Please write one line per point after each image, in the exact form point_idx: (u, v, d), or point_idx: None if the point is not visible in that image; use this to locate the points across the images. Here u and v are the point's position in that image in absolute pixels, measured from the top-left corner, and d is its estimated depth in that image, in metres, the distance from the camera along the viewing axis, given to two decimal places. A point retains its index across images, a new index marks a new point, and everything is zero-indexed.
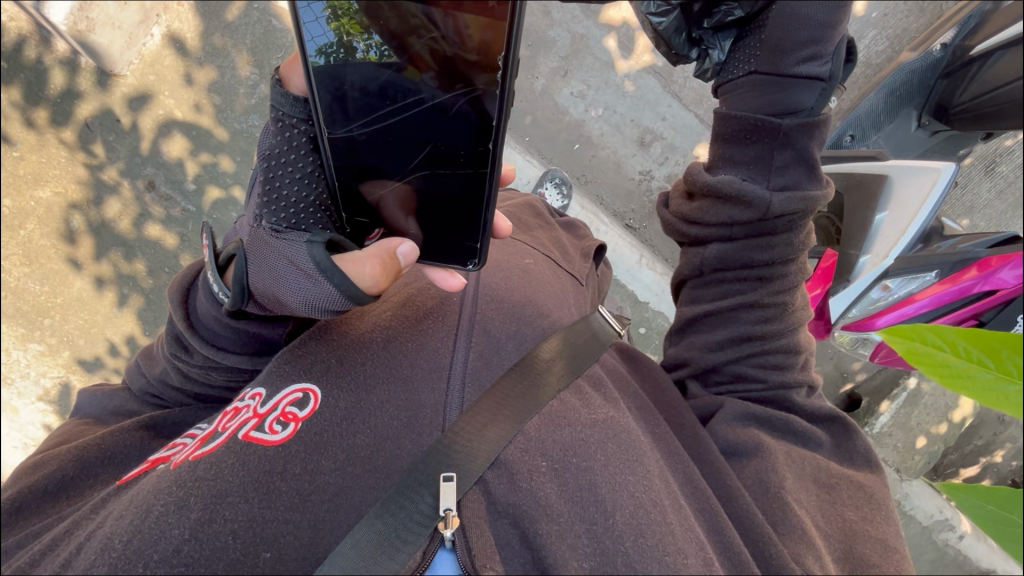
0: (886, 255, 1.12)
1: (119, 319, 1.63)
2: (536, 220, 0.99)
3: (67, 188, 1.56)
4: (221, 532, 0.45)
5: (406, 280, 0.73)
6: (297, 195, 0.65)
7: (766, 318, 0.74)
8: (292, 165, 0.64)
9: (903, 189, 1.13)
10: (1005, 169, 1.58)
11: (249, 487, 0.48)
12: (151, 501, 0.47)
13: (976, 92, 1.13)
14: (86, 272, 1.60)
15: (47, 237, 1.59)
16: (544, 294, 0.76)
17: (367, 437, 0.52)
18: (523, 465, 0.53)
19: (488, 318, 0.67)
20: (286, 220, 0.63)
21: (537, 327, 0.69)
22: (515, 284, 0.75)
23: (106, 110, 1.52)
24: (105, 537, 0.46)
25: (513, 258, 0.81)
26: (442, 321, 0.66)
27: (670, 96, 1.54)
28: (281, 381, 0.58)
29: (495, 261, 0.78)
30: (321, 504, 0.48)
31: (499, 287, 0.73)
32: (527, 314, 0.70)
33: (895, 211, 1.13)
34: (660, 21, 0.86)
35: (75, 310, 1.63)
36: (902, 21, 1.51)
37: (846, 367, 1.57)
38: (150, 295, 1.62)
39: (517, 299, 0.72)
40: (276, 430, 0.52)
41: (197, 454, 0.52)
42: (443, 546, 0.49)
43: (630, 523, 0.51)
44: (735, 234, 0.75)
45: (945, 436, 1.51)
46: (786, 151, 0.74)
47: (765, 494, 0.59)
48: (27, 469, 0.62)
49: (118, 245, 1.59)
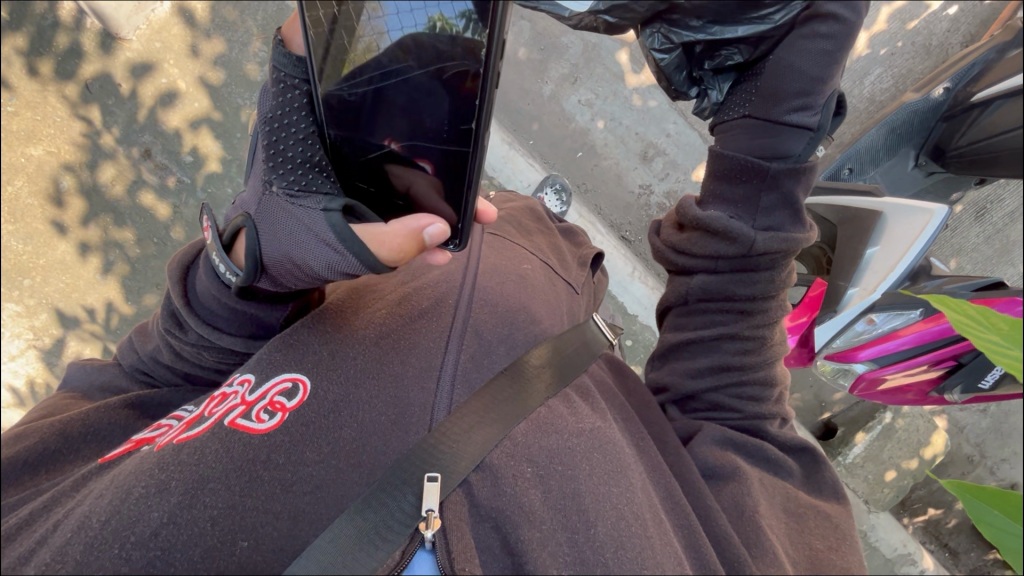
0: (874, 289, 1.14)
1: (102, 285, 1.60)
2: (535, 225, 0.99)
3: (60, 148, 1.52)
4: (199, 518, 0.45)
5: (403, 279, 0.73)
6: (300, 158, 0.64)
7: (747, 346, 0.75)
8: (295, 126, 0.63)
9: (895, 224, 1.15)
10: (995, 216, 1.62)
11: (231, 474, 0.47)
12: (132, 482, 0.47)
13: (974, 138, 1.14)
14: (72, 235, 1.57)
15: (34, 196, 1.54)
16: (540, 302, 0.76)
17: (353, 430, 0.52)
18: (508, 470, 0.53)
19: (482, 321, 0.67)
20: (297, 183, 0.62)
21: (529, 334, 0.69)
22: (511, 289, 0.74)
23: (109, 73, 1.50)
24: (81, 516, 0.45)
25: (510, 261, 0.81)
26: (434, 323, 0.65)
27: (677, 113, 1.54)
28: (271, 368, 0.58)
29: (492, 263, 0.78)
30: (303, 495, 0.47)
31: (495, 291, 0.72)
32: (521, 319, 0.70)
33: (886, 246, 1.15)
34: (663, 58, 0.80)
35: (57, 274, 1.59)
36: (908, 62, 1.54)
37: (825, 397, 1.65)
38: (136, 264, 1.59)
39: (511, 301, 0.72)
40: (263, 419, 0.52)
41: (182, 438, 0.51)
42: (422, 547, 0.49)
43: (610, 534, 0.51)
44: (719, 268, 0.76)
45: (915, 471, 1.50)
46: (773, 194, 0.76)
47: (741, 517, 0.60)
48: (10, 437, 0.60)
49: (108, 211, 1.55)
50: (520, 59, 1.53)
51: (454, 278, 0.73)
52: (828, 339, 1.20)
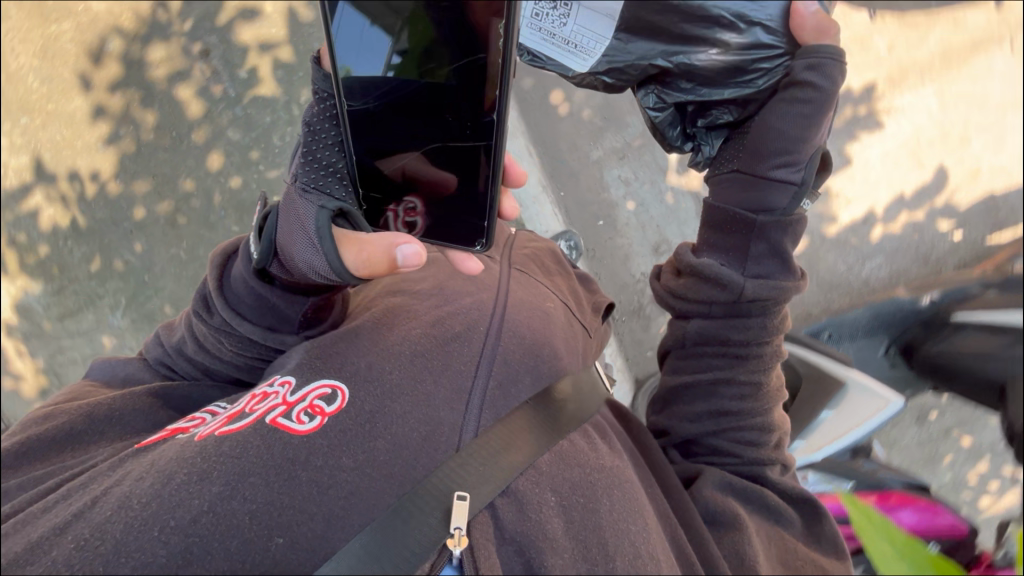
0: (817, 449, 1.09)
1: (100, 154, 1.45)
2: (557, 269, 1.02)
3: (123, 11, 1.41)
4: (239, 511, 0.46)
5: (435, 303, 0.75)
6: (330, 161, 0.70)
7: (740, 389, 0.78)
8: (325, 133, 0.71)
9: (855, 399, 1.10)
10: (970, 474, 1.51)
11: (270, 469, 0.49)
12: (174, 468, 0.48)
13: (941, 354, 1.13)
14: (94, 94, 1.42)
15: (76, 43, 1.42)
16: (559, 339, 0.78)
17: (388, 443, 0.54)
18: (533, 496, 0.54)
19: (510, 349, 0.69)
20: (314, 180, 0.68)
21: (552, 367, 0.71)
22: (536, 324, 0.76)
23: None
24: (123, 494, 0.47)
25: (534, 296, 0.83)
26: (466, 348, 0.67)
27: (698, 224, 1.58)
28: (314, 373, 0.60)
29: (519, 297, 0.80)
30: (338, 500, 0.49)
31: (521, 324, 0.74)
32: (544, 353, 0.72)
33: (838, 416, 1.11)
34: (657, 115, 0.82)
35: (60, 123, 1.45)
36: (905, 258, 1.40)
37: None
38: (145, 146, 1.43)
39: (534, 333, 0.74)
40: (303, 421, 0.54)
41: (224, 431, 0.53)
42: (447, 563, 0.50)
43: (628, 570, 0.52)
44: (713, 313, 0.79)
45: None
46: (762, 242, 0.76)
47: (742, 566, 0.61)
48: (37, 417, 0.63)
49: (140, 86, 1.42)
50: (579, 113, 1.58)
51: (485, 306, 0.75)
52: None
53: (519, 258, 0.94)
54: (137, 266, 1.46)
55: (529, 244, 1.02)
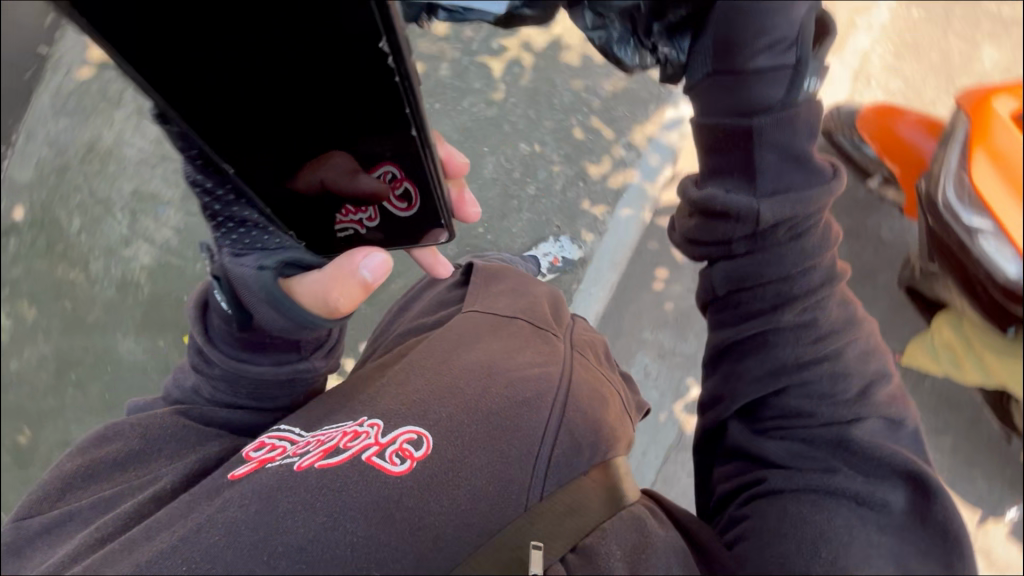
0: None
1: None
2: (609, 359, 1.01)
3: None
4: (341, 542, 0.51)
5: (506, 358, 0.78)
6: (240, 217, 0.74)
7: (825, 341, 0.68)
8: (218, 202, 0.74)
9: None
10: None
11: (370, 507, 0.53)
12: (278, 495, 0.53)
13: None
14: None
15: None
16: (611, 419, 0.76)
17: (469, 492, 0.57)
18: (601, 550, 0.59)
19: (575, 423, 0.69)
20: (242, 243, 0.73)
21: (606, 445, 0.69)
22: (597, 403, 0.75)
23: None
24: (230, 518, 0.52)
25: (597, 381, 0.83)
26: (536, 414, 0.68)
27: None
28: (399, 421, 0.65)
29: (584, 375, 0.81)
30: (427, 541, 0.53)
31: (583, 398, 0.74)
32: (605, 434, 0.70)
33: None
34: (597, 31, 0.88)
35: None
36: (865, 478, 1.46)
37: None
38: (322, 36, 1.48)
39: (597, 415, 0.72)
40: (394, 462, 0.57)
41: (324, 464, 0.57)
42: None
43: None
44: (733, 251, 0.74)
45: None
46: (767, 150, 0.73)
47: None
48: (93, 439, 0.71)
49: None
50: None
51: (553, 377, 0.75)
52: None
53: (580, 344, 0.93)
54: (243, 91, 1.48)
55: (590, 331, 1.03)
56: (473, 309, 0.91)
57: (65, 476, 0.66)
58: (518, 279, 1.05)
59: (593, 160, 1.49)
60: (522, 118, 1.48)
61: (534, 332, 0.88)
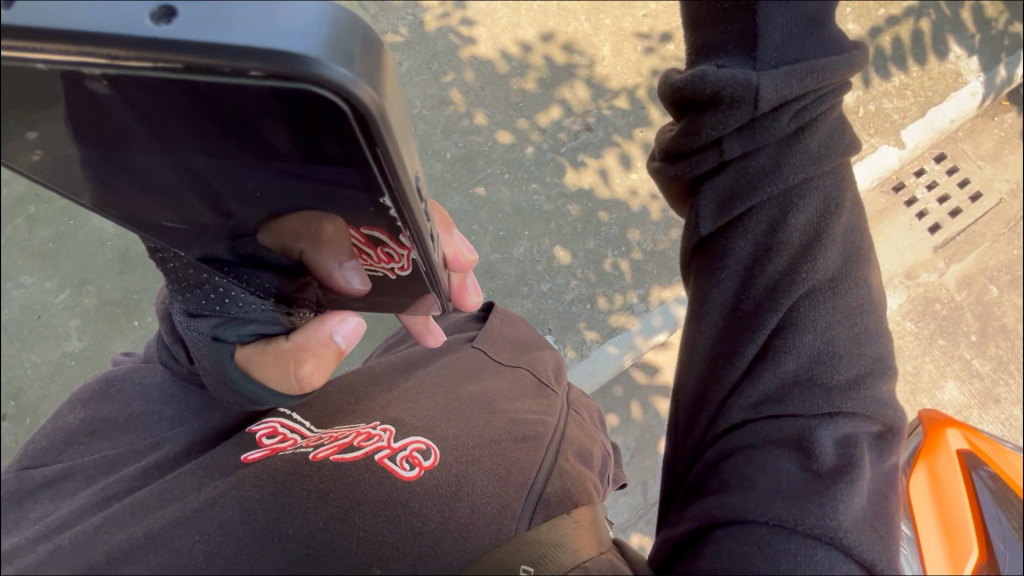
0: None
1: (409, 23, 1.90)
2: (599, 422, 1.06)
3: (508, 45, 1.88)
4: (350, 534, 0.56)
5: (507, 398, 0.84)
6: (195, 279, 0.61)
7: (809, 307, 0.63)
8: (172, 263, 0.61)
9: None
10: None
11: (381, 504, 0.59)
12: (297, 480, 0.60)
13: None
14: (437, 55, 1.87)
15: (501, 47, 1.88)
16: (589, 477, 0.78)
17: (470, 507, 0.61)
18: None
19: (565, 469, 0.73)
20: (198, 309, 0.63)
21: (586, 497, 0.71)
22: (580, 466, 0.78)
23: (548, 52, 1.88)
24: (244, 496, 0.57)
25: (586, 439, 0.87)
26: (532, 453, 0.72)
27: None
28: (409, 429, 0.70)
29: (573, 434, 0.85)
30: (425, 546, 0.57)
31: (570, 450, 0.79)
32: (584, 489, 0.72)
33: None
34: None
35: (484, 27, 1.90)
36: None
37: None
38: (427, 43, 1.88)
39: (581, 470, 0.76)
40: (405, 467, 0.63)
41: (340, 457, 0.63)
42: None
43: None
44: (730, 152, 0.65)
45: None
46: (773, 23, 0.63)
47: None
48: (93, 394, 0.73)
49: (440, 53, 1.87)
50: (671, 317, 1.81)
51: (547, 425, 0.80)
52: None
53: (577, 404, 0.98)
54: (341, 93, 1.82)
55: (585, 397, 1.06)
56: (483, 349, 0.99)
57: (67, 429, 0.69)
58: (533, 336, 1.13)
59: (616, 292, 1.72)
60: (550, 208, 1.76)
61: (536, 385, 0.94)
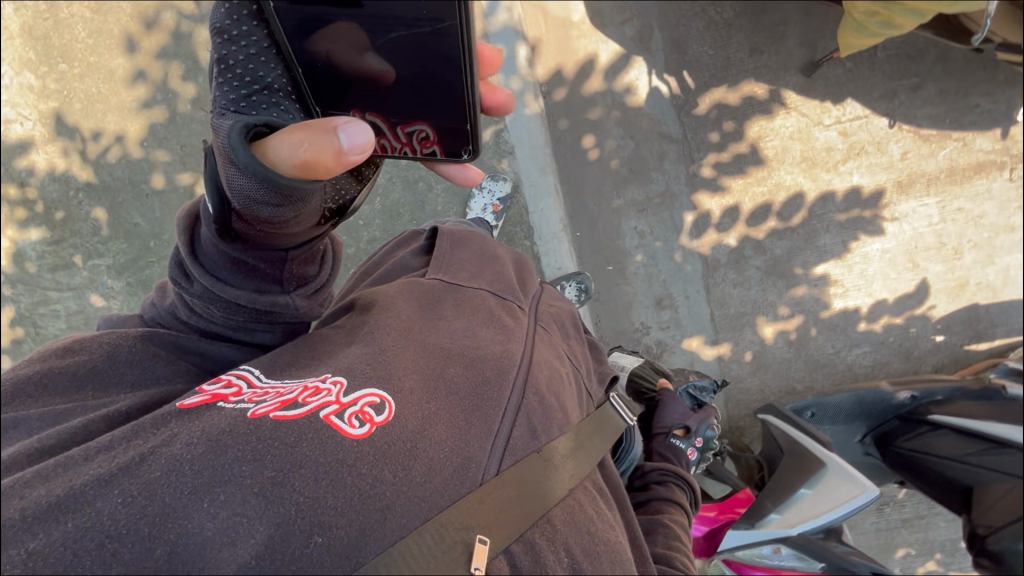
0: (793, 524, 1.34)
1: (29, 152, 1.79)
2: (575, 332, 1.13)
3: (153, 44, 1.79)
4: (286, 501, 0.53)
5: (465, 330, 0.85)
6: (253, 72, 0.71)
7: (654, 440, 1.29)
8: (246, 42, 0.70)
9: (833, 480, 1.37)
10: (895, 251, 1.86)
11: (320, 472, 0.56)
12: (227, 441, 0.56)
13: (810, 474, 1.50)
14: (133, 117, 1.80)
15: (154, 49, 1.79)
16: (561, 391, 0.84)
17: (425, 465, 0.60)
18: (543, 543, 0.65)
19: (532, 408, 0.75)
20: (237, 103, 0.70)
21: (555, 422, 0.78)
22: (550, 378, 0.84)
23: (160, 44, 1.79)
24: (174, 456, 0.54)
25: (554, 355, 0.92)
26: (497, 391, 0.73)
27: (685, 183, 1.88)
28: (361, 381, 0.67)
29: (545, 352, 0.89)
30: (373, 512, 0.55)
31: (544, 380, 0.81)
32: (554, 408, 0.79)
33: (814, 494, 1.37)
34: None
35: (95, 80, 1.79)
36: (832, 276, 1.88)
37: (817, 310, 1.89)
38: (117, 137, 1.80)
39: (551, 394, 0.81)
40: (353, 425, 0.61)
41: (280, 415, 0.60)
42: None
43: None
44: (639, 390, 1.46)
45: (849, 263, 1.88)
46: None
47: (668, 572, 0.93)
48: (54, 351, 0.69)
49: (128, 151, 1.80)
50: (557, 121, 1.85)
51: (513, 353, 0.82)
52: (732, 546, 1.39)
53: (544, 317, 1.03)
54: (146, 229, 1.80)
55: (554, 303, 1.14)
56: (439, 277, 1.01)
57: (18, 381, 0.63)
58: (483, 249, 1.16)
59: None
60: None
61: (498, 305, 0.97)
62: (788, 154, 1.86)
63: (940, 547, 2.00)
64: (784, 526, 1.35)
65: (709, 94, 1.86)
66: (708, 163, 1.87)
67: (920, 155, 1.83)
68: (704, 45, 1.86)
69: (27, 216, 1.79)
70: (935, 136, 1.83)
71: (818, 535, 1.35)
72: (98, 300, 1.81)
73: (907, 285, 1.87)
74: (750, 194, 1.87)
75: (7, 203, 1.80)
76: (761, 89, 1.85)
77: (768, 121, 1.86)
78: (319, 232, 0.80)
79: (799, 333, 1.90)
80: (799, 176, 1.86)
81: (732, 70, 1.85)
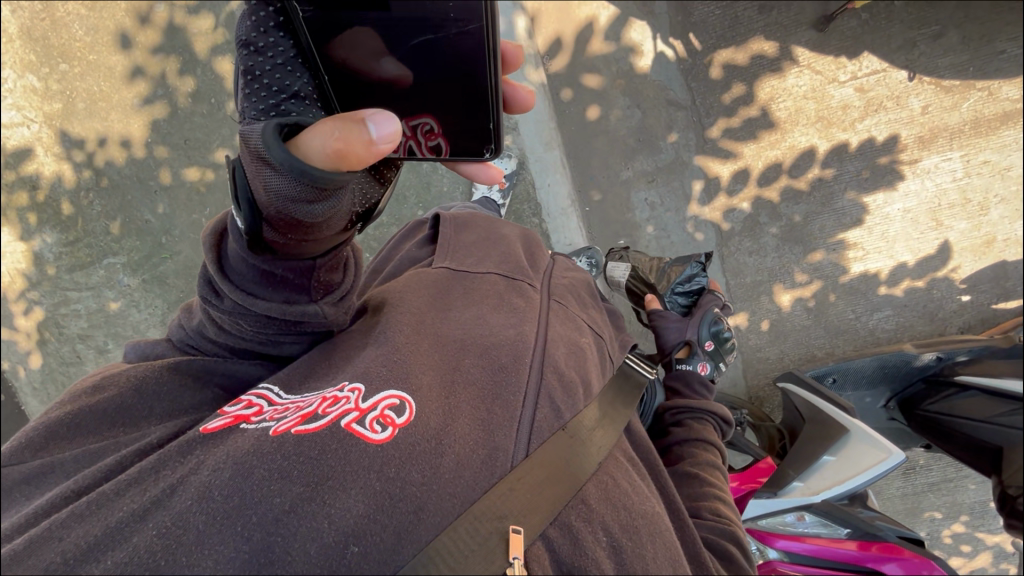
0: (815, 492, 1.32)
1: (36, 155, 1.81)
2: (591, 301, 1.13)
3: (148, 37, 1.78)
4: (319, 516, 0.55)
5: (478, 317, 0.87)
6: (279, 80, 0.65)
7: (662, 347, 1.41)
8: (272, 49, 0.64)
9: (857, 447, 1.34)
10: (916, 211, 1.80)
11: (351, 478, 0.58)
12: (252, 463, 0.58)
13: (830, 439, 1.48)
14: (134, 113, 1.80)
15: (150, 42, 1.78)
16: (581, 364, 0.87)
17: (456, 458, 0.63)
18: (583, 528, 0.66)
19: (553, 387, 0.77)
20: (266, 112, 0.66)
21: (577, 396, 0.80)
22: (569, 356, 0.86)
23: (155, 37, 1.78)
24: (202, 485, 0.56)
25: (572, 330, 0.94)
26: (516, 378, 0.76)
27: (694, 151, 1.83)
28: (379, 385, 0.70)
29: (560, 331, 0.91)
30: (406, 515, 0.57)
31: (561, 360, 0.83)
32: (577, 385, 0.81)
33: (837, 461, 1.35)
34: None
35: (95, 78, 1.79)
36: (850, 240, 1.83)
37: (835, 274, 1.84)
38: (121, 135, 1.81)
39: (571, 370, 0.83)
40: (376, 430, 0.63)
41: (302, 429, 0.63)
42: None
43: None
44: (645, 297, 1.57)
45: (867, 225, 1.82)
46: None
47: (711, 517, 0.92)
48: (83, 389, 0.71)
49: (133, 148, 1.81)
50: (559, 96, 1.85)
51: (528, 336, 0.84)
52: (755, 516, 1.37)
53: (557, 292, 1.04)
54: (157, 226, 1.82)
55: (567, 275, 1.14)
56: (445, 264, 1.01)
57: (49, 424, 0.65)
58: (488, 230, 1.15)
59: None
60: None
61: (508, 287, 0.97)
62: (802, 114, 1.79)
63: (968, 510, 1.97)
64: (807, 494, 1.33)
65: (717, 56, 1.80)
66: (718, 129, 1.81)
67: (942, 107, 1.75)
68: (709, 5, 1.79)
69: (40, 219, 1.82)
70: (958, 87, 1.74)
71: (842, 501, 1.33)
72: (115, 300, 1.85)
73: (928, 245, 1.80)
74: (762, 158, 1.81)
75: (19, 206, 1.82)
76: (770, 48, 1.78)
77: (779, 81, 1.79)
78: (345, 237, 0.77)
79: (818, 299, 1.86)
80: (814, 137, 1.80)
81: (740, 30, 1.78)
